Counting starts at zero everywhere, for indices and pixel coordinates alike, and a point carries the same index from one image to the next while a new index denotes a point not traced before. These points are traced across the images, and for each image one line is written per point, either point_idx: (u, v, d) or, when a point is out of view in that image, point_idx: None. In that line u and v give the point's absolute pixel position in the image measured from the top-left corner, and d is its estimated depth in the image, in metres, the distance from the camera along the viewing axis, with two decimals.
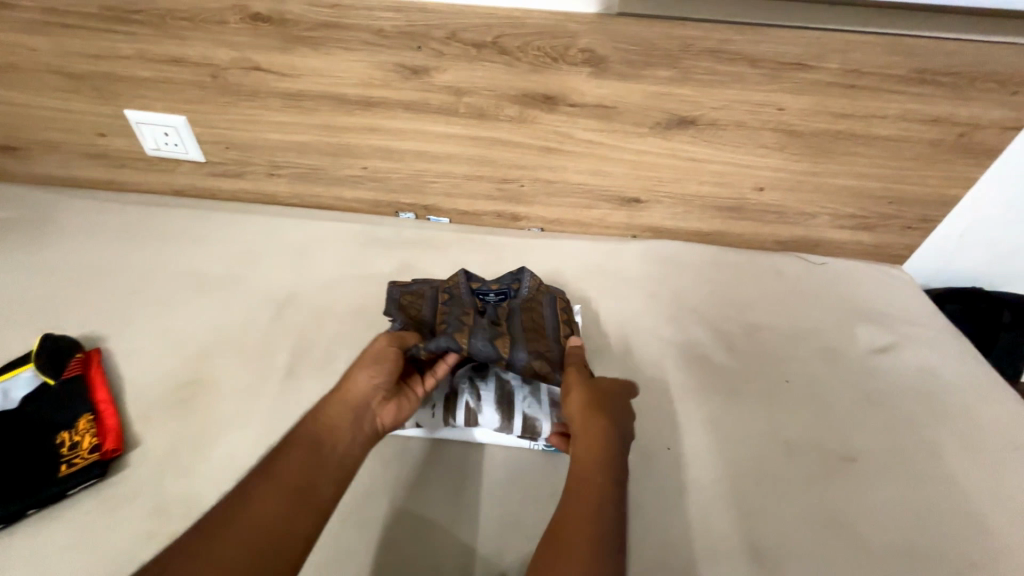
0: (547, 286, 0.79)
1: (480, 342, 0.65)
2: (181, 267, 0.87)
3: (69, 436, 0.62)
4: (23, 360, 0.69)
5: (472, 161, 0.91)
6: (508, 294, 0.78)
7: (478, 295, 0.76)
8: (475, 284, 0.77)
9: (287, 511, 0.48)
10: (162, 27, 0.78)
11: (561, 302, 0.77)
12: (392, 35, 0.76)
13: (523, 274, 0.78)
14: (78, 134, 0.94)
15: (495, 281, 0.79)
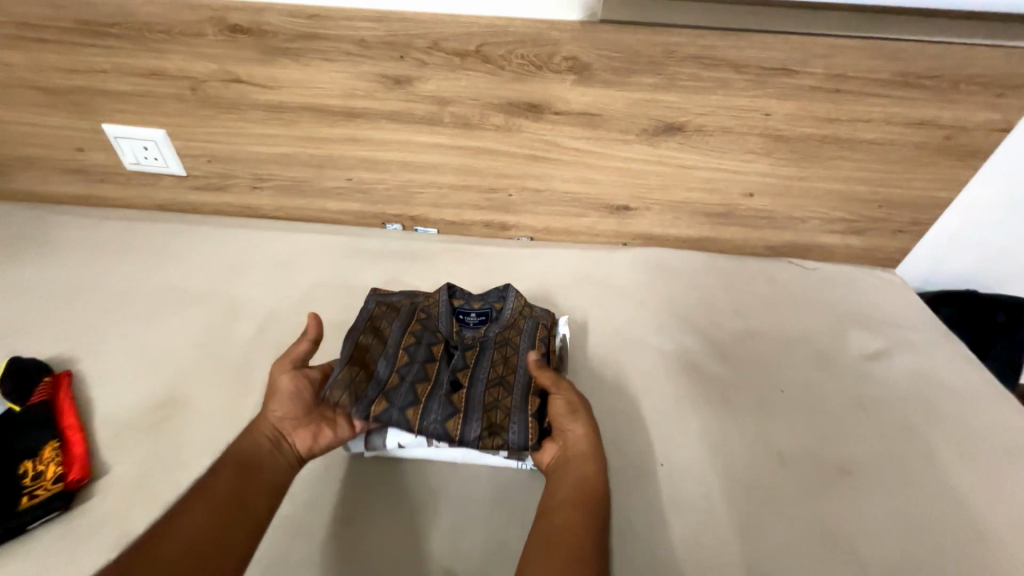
0: (532, 308, 0.80)
1: (436, 407, 0.64)
2: (158, 284, 0.85)
3: (33, 466, 0.59)
4: None
5: (459, 170, 0.90)
6: (490, 317, 0.79)
7: (458, 314, 0.78)
8: (457, 301, 0.79)
9: (216, 524, 0.51)
10: (138, 40, 0.76)
11: (541, 331, 0.77)
12: (374, 45, 0.75)
13: (511, 291, 0.80)
14: (55, 150, 0.92)
15: (479, 300, 0.80)
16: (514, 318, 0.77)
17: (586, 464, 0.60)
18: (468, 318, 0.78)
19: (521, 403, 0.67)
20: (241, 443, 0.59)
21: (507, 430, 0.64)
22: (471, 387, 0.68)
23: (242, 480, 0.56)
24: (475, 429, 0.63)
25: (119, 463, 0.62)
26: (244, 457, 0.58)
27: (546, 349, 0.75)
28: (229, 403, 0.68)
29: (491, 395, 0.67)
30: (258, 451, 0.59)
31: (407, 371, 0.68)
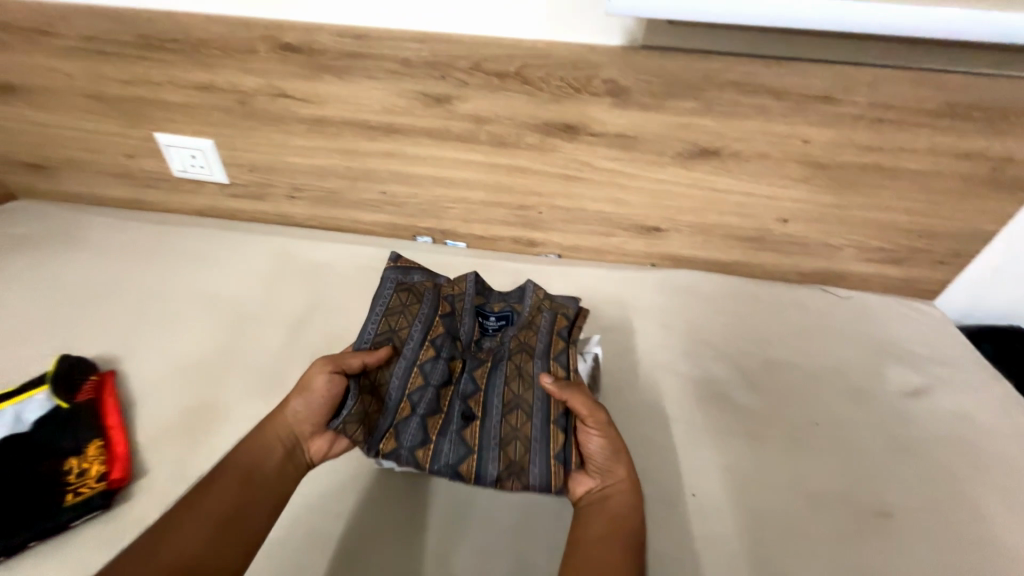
0: (553, 299, 0.75)
1: (448, 447, 0.62)
2: (196, 289, 0.87)
3: (76, 463, 0.60)
4: (37, 382, 0.68)
5: (491, 187, 0.91)
6: (511, 318, 0.75)
7: (479, 316, 0.74)
8: (478, 300, 0.75)
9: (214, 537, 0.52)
10: (193, 55, 0.80)
11: (559, 323, 0.72)
12: (417, 64, 0.77)
13: (527, 287, 0.76)
14: (105, 155, 0.96)
15: (499, 302, 0.76)
16: (530, 319, 0.72)
17: (623, 501, 0.58)
18: (488, 321, 0.75)
19: (542, 435, 0.63)
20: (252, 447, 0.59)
21: (527, 473, 0.61)
22: (486, 418, 0.65)
23: (244, 491, 0.56)
24: (492, 472, 0.61)
25: (157, 467, 0.63)
26: (249, 465, 0.57)
27: (564, 345, 0.69)
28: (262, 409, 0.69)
29: (507, 425, 0.64)
30: (267, 456, 0.59)
31: (419, 402, 0.64)
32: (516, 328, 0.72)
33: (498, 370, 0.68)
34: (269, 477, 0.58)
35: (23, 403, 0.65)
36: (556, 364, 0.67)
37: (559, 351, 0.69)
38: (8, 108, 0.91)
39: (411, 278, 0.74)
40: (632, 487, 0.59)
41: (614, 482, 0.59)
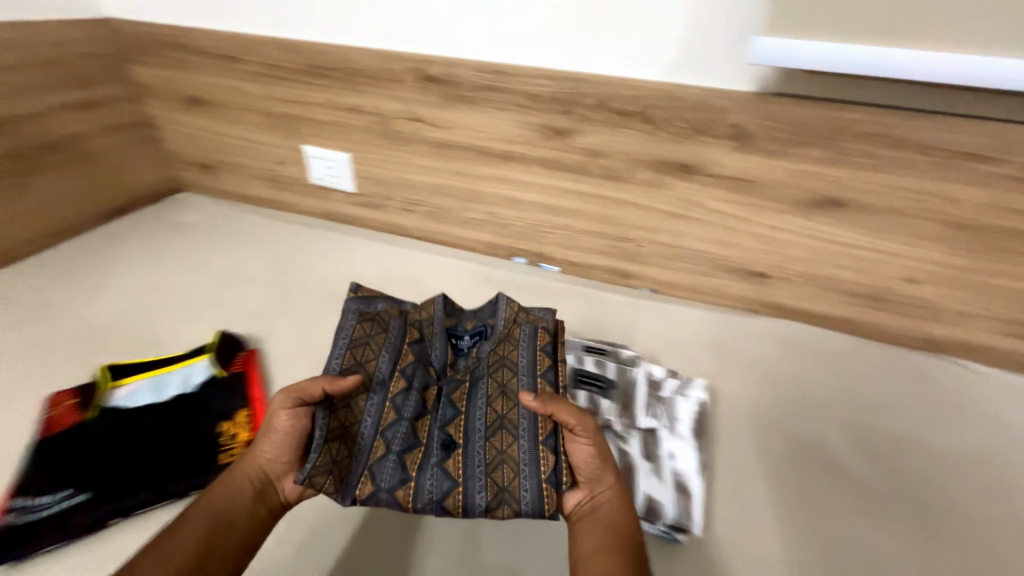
0: (530, 312, 0.71)
1: (429, 483, 0.58)
2: (319, 284, 0.97)
3: (230, 428, 0.70)
4: (200, 351, 0.79)
5: (594, 217, 0.93)
6: (484, 334, 0.71)
7: (452, 337, 0.71)
8: (449, 321, 0.71)
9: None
10: (348, 82, 0.91)
11: (542, 339, 0.68)
12: (544, 99, 0.82)
13: (500, 300, 0.71)
14: (259, 161, 1.11)
15: (473, 320, 0.73)
16: (507, 332, 0.69)
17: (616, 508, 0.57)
18: (462, 341, 0.71)
19: (531, 457, 0.60)
20: (221, 491, 0.57)
21: (517, 499, 0.58)
22: (468, 443, 0.61)
23: (212, 533, 0.54)
24: (480, 503, 0.57)
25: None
26: (220, 507, 0.56)
27: (550, 362, 0.66)
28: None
29: (492, 450, 0.61)
30: (235, 500, 0.56)
31: (393, 436, 0.60)
32: (491, 343, 0.68)
33: (476, 400, 0.64)
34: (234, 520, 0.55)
35: (189, 367, 0.76)
36: (542, 381, 0.65)
37: (542, 367, 0.66)
38: (196, 117, 1.10)
39: (375, 305, 0.70)
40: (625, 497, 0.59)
41: (602, 494, 0.58)
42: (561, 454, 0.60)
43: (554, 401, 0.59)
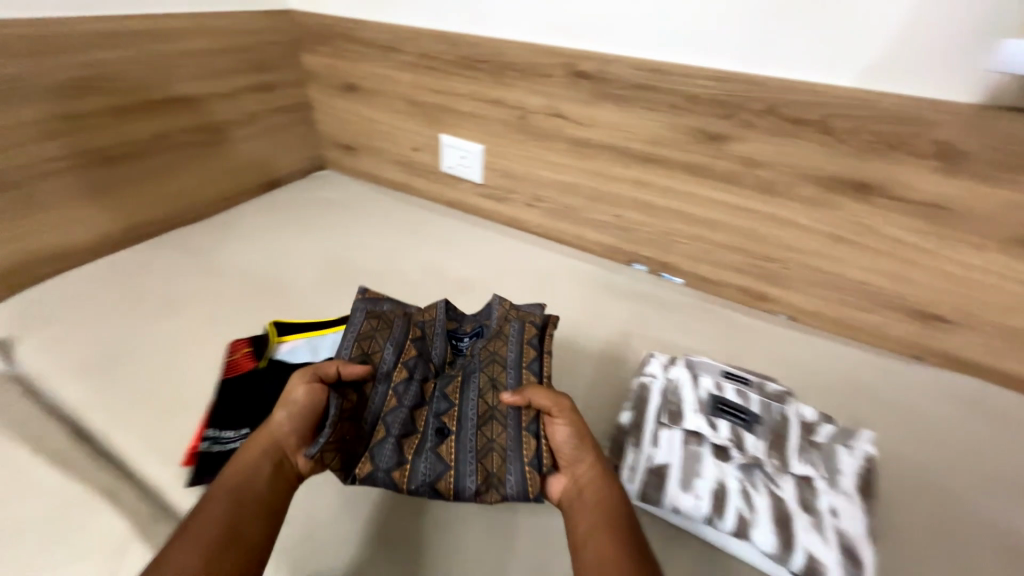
0: (520, 307, 0.69)
1: (424, 467, 0.57)
2: (440, 268, 0.94)
3: None
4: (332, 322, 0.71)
5: (736, 231, 0.86)
6: (484, 333, 0.69)
7: (453, 336, 0.69)
8: (451, 322, 0.70)
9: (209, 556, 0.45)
10: (498, 75, 0.93)
11: (529, 331, 0.66)
12: (704, 101, 0.77)
13: (494, 299, 0.70)
14: (398, 146, 1.18)
15: (470, 320, 0.72)
16: (500, 327, 0.67)
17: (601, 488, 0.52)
18: (462, 341, 0.69)
19: (515, 442, 0.57)
20: (234, 472, 0.52)
21: (504, 484, 0.56)
22: (460, 432, 0.59)
23: (237, 507, 0.49)
24: (470, 486, 0.56)
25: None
26: (242, 482, 0.51)
27: (536, 354, 0.64)
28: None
29: (484, 439, 0.59)
30: (255, 474, 0.52)
31: (393, 422, 0.59)
32: (485, 339, 0.67)
33: (471, 396, 0.62)
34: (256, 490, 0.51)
35: (320, 338, 0.69)
36: (527, 372, 0.63)
37: (528, 360, 0.64)
38: (350, 102, 1.19)
39: (382, 304, 0.69)
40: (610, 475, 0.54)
41: (580, 472, 0.54)
42: (543, 439, 0.56)
43: (529, 388, 0.58)
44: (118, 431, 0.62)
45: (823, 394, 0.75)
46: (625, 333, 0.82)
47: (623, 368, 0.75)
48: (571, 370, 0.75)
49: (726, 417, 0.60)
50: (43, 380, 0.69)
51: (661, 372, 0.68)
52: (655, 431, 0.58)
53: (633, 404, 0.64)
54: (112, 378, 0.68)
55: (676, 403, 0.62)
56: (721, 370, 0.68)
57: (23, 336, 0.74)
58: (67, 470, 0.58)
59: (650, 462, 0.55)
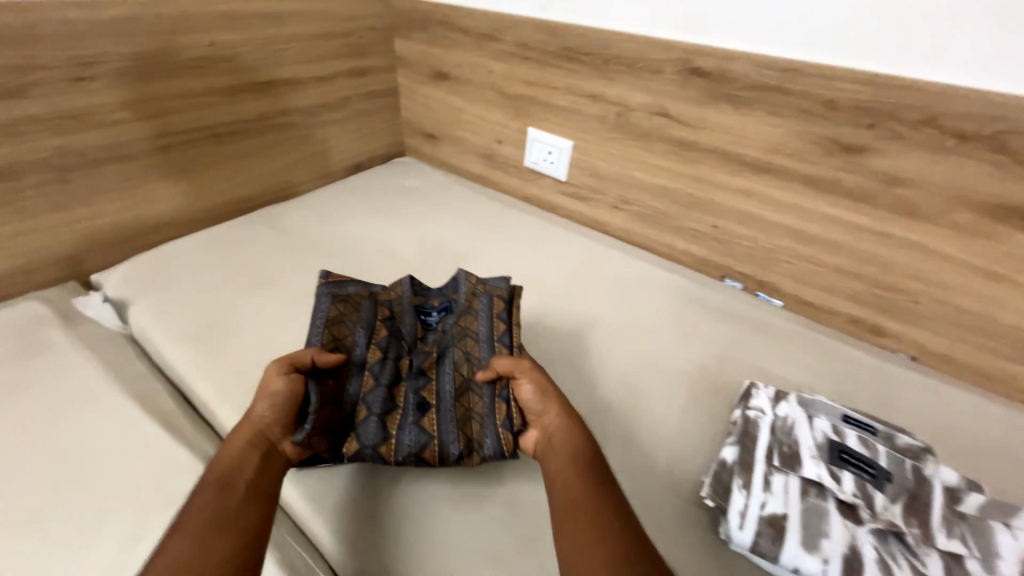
0: (486, 282, 0.70)
1: (408, 439, 0.59)
2: (521, 269, 0.91)
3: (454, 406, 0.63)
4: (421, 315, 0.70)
5: (858, 255, 0.76)
6: (452, 308, 0.70)
7: (420, 313, 0.70)
8: (419, 299, 0.71)
9: (205, 537, 0.44)
10: (601, 69, 0.88)
11: (496, 307, 0.67)
12: (842, 107, 0.68)
13: (460, 275, 0.71)
14: (482, 137, 1.15)
15: (438, 297, 0.72)
16: (468, 305, 0.68)
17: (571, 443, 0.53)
18: (431, 317, 0.70)
19: (488, 409, 0.60)
20: (218, 465, 0.51)
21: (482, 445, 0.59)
22: (440, 405, 0.61)
23: (226, 493, 0.48)
24: (454, 451, 0.58)
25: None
26: (227, 471, 0.50)
27: (505, 327, 0.65)
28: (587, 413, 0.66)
29: (462, 407, 0.62)
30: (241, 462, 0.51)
31: (375, 400, 0.60)
32: (456, 317, 0.68)
33: (445, 374, 0.64)
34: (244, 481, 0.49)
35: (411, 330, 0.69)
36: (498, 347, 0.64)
37: (495, 334, 0.65)
38: (438, 91, 1.18)
39: (348, 286, 0.68)
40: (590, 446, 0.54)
41: (557, 447, 0.53)
42: (513, 402, 0.59)
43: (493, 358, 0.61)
44: (221, 403, 0.65)
45: (962, 457, 0.64)
46: (721, 357, 0.75)
47: (721, 398, 0.69)
48: (659, 392, 0.69)
49: (850, 468, 0.53)
50: (153, 344, 0.73)
51: (768, 408, 0.61)
52: (767, 474, 0.52)
53: (737, 440, 0.58)
54: (214, 349, 0.71)
55: (790, 445, 0.55)
56: (841, 412, 0.60)
57: (137, 299, 0.79)
58: (173, 432, 0.60)
59: (764, 509, 0.49)
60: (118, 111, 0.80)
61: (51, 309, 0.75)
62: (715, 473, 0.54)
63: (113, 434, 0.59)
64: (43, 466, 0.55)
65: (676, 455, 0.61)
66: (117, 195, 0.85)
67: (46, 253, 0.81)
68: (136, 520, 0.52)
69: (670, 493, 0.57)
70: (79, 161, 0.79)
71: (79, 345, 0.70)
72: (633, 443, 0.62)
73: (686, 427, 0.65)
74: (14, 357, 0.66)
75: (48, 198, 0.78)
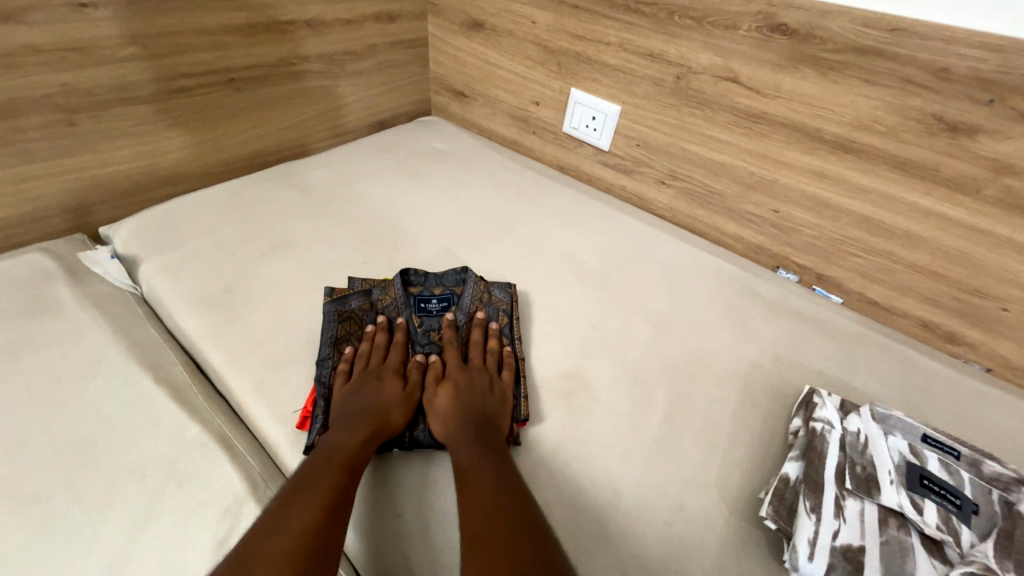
0: (490, 292, 0.70)
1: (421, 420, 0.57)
2: (556, 247, 0.84)
3: None
4: (449, 305, 0.69)
5: (943, 253, 0.67)
6: (454, 302, 0.69)
7: (419, 303, 0.68)
8: (416, 288, 0.70)
9: (331, 512, 0.44)
10: (663, 23, 0.77)
11: (500, 320, 0.67)
12: (959, 78, 0.58)
13: (468, 273, 0.70)
14: (517, 97, 1.05)
15: (438, 284, 0.70)
16: (471, 308, 0.68)
17: (468, 437, 0.53)
18: (430, 305, 0.69)
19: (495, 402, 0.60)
20: (349, 442, 0.51)
21: None
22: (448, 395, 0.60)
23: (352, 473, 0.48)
24: None
25: (548, 424, 0.59)
26: (357, 451, 0.50)
27: (510, 338, 0.66)
28: (604, 467, 0.55)
29: None
30: (366, 445, 0.51)
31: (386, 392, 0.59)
32: (459, 314, 0.67)
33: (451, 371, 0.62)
34: (343, 451, 0.50)
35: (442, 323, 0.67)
36: (501, 353, 0.64)
37: (502, 341, 0.66)
38: (471, 43, 1.07)
39: (349, 295, 0.67)
40: (488, 501, 0.45)
41: (460, 459, 0.51)
42: (520, 400, 0.60)
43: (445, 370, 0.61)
44: (236, 376, 0.60)
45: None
46: (777, 357, 0.69)
47: (777, 404, 0.63)
48: (708, 394, 0.63)
49: (933, 497, 0.48)
50: (165, 308, 0.69)
51: (836, 420, 0.55)
52: (840, 498, 0.47)
53: (801, 455, 0.52)
54: (229, 317, 0.66)
55: (864, 466, 0.50)
56: (920, 431, 0.53)
57: (148, 258, 0.74)
58: (186, 406, 0.56)
59: (837, 538, 0.45)
60: (127, 46, 0.72)
61: (57, 262, 0.70)
62: (778, 492, 0.49)
63: (125, 404, 0.55)
64: (48, 435, 0.51)
65: (731, 466, 0.56)
66: (125, 141, 0.78)
67: (52, 202, 0.75)
68: (147, 503, 0.48)
69: (723, 506, 0.52)
70: (84, 102, 0.72)
71: (87, 305, 0.65)
72: (683, 449, 0.57)
73: (740, 434, 0.59)
74: (19, 314, 0.62)
75: (53, 141, 0.71)
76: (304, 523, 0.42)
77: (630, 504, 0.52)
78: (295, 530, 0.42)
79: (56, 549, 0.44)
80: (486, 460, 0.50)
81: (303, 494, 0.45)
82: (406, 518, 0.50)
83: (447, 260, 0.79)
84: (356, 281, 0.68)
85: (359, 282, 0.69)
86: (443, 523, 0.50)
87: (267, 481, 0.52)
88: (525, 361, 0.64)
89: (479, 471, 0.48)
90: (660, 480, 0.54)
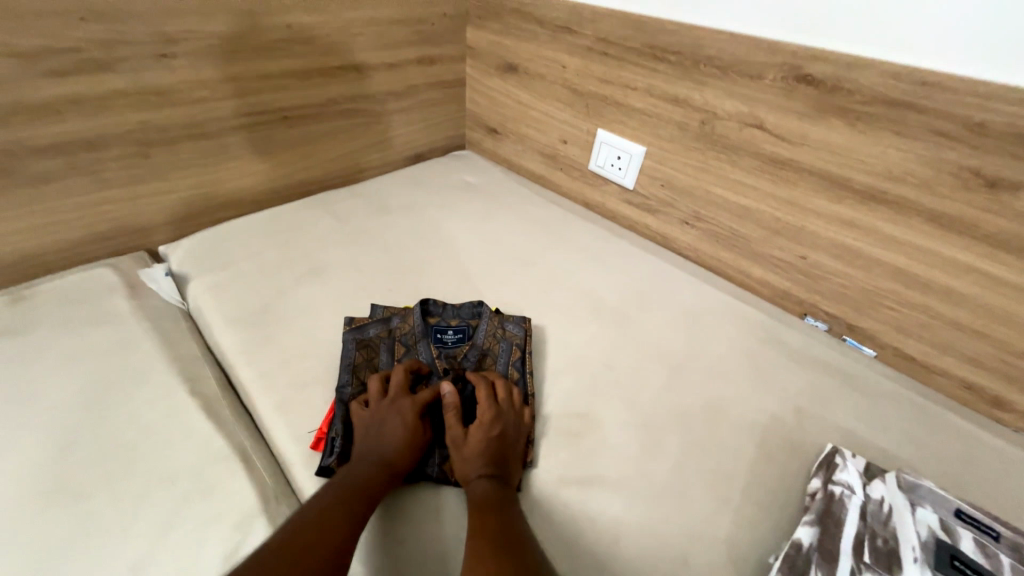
0: (504, 328, 0.71)
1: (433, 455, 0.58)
2: (576, 284, 0.85)
3: None
4: (464, 337, 0.71)
5: (985, 311, 0.63)
6: (469, 335, 0.71)
7: (435, 334, 0.71)
8: (433, 319, 0.72)
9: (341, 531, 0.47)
10: (689, 71, 0.79)
11: (511, 356, 0.68)
12: (996, 133, 0.56)
13: (484, 309, 0.72)
14: (547, 136, 1.09)
15: (455, 316, 0.73)
16: (484, 341, 0.70)
17: (483, 478, 0.53)
18: (446, 337, 0.71)
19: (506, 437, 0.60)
20: (363, 471, 0.53)
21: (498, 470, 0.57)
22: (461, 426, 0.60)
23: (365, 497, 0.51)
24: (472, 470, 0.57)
25: (554, 462, 0.59)
26: (370, 479, 0.52)
27: (519, 375, 0.66)
28: (608, 511, 0.54)
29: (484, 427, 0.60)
30: (380, 473, 0.53)
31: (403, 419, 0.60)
32: (472, 347, 0.69)
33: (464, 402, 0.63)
34: (358, 479, 0.52)
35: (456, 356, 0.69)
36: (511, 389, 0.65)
37: (511, 377, 0.66)
38: (506, 85, 1.13)
39: (368, 326, 0.70)
40: (493, 542, 0.46)
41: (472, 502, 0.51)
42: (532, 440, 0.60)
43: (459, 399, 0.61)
44: (261, 393, 0.64)
45: None
46: (798, 411, 0.66)
47: (797, 461, 0.60)
48: (723, 445, 0.61)
49: None
50: (206, 324, 0.74)
51: (858, 486, 0.52)
52: (857, 572, 0.44)
53: (816, 520, 0.50)
54: (261, 337, 0.71)
55: (887, 539, 0.47)
56: (954, 505, 0.49)
57: (197, 277, 0.81)
58: (214, 420, 0.61)
59: None
60: (198, 89, 0.82)
61: (120, 277, 0.78)
62: (790, 558, 0.47)
63: (162, 412, 0.60)
64: (93, 438, 0.56)
65: (744, 525, 0.53)
66: (190, 171, 0.87)
67: (122, 224, 0.84)
68: (172, 510, 0.52)
69: (731, 568, 0.50)
70: (159, 136, 0.81)
71: (141, 318, 0.72)
72: (692, 501, 0.55)
73: (754, 491, 0.56)
74: (83, 324, 0.69)
75: (129, 171, 0.80)
76: (318, 535, 0.45)
77: (632, 551, 0.51)
78: (308, 540, 0.45)
79: (88, 548, 0.48)
80: (495, 505, 0.51)
81: (318, 511, 0.48)
82: (412, 543, 0.51)
83: (468, 292, 0.81)
84: (377, 311, 0.71)
85: (379, 312, 0.71)
86: (443, 554, 0.51)
87: (280, 498, 0.55)
88: (535, 400, 0.65)
89: (486, 516, 0.49)
90: (665, 530, 0.53)
